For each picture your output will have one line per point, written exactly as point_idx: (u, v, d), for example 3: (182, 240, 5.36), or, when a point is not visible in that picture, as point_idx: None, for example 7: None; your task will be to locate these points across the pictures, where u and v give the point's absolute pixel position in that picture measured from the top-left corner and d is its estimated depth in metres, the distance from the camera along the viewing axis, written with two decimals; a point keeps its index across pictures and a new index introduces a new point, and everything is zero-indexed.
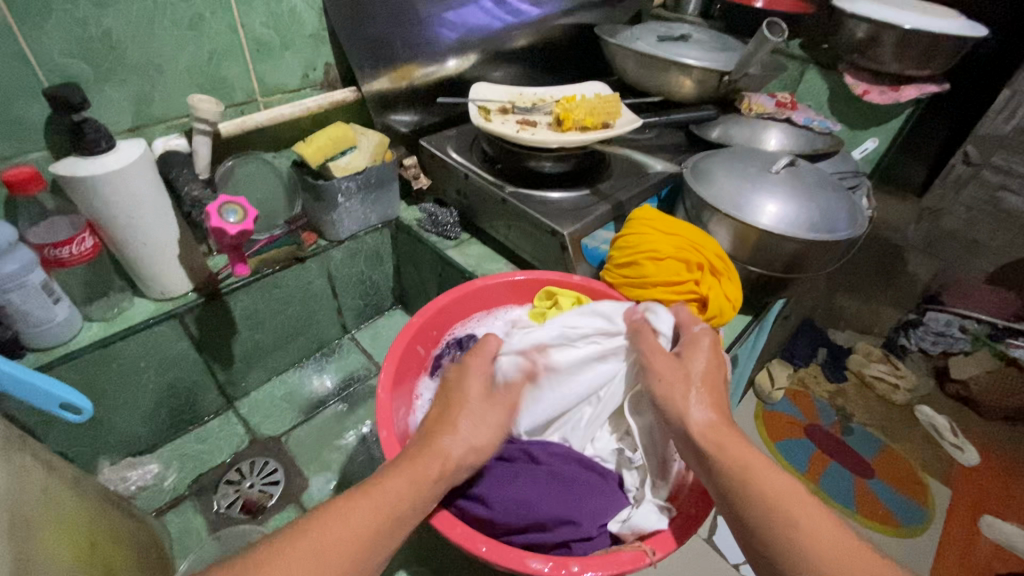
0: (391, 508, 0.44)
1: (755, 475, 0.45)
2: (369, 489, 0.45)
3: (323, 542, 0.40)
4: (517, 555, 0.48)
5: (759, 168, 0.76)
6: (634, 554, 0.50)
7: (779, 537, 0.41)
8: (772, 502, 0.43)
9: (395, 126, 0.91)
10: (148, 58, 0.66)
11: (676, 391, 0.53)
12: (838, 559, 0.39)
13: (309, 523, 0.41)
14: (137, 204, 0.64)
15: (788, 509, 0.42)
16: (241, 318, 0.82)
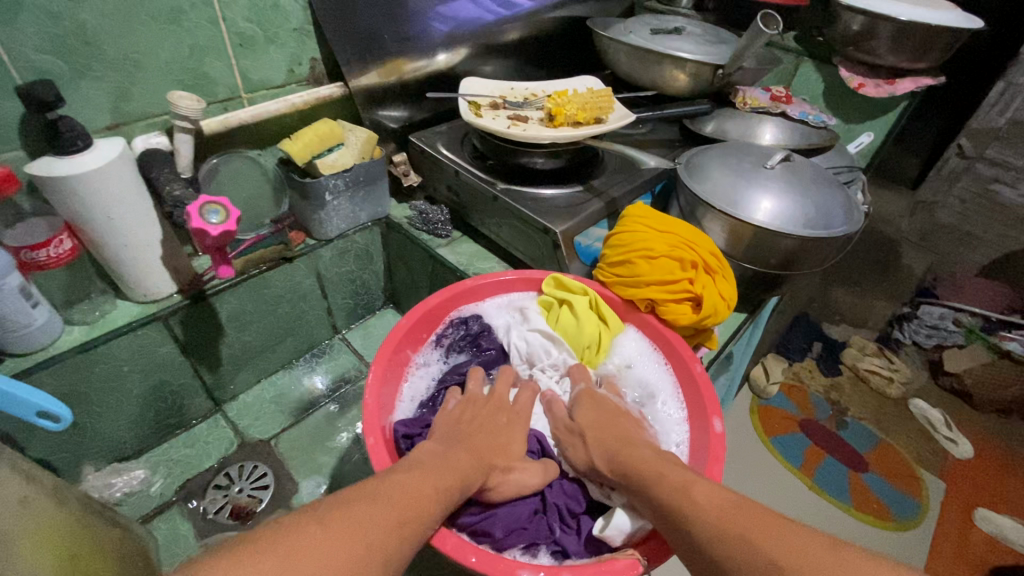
0: (441, 489, 0.48)
1: (652, 483, 0.51)
2: (419, 472, 0.49)
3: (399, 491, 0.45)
4: (508, 564, 0.47)
5: (754, 164, 0.75)
6: (628, 561, 0.49)
7: (684, 528, 0.46)
8: (667, 510, 0.48)
9: (384, 122, 0.89)
10: (125, 53, 0.64)
11: (576, 447, 0.62)
12: (722, 523, 0.44)
13: (372, 489, 0.45)
14: (117, 205, 0.62)
15: (676, 502, 0.47)
16: (228, 320, 0.81)
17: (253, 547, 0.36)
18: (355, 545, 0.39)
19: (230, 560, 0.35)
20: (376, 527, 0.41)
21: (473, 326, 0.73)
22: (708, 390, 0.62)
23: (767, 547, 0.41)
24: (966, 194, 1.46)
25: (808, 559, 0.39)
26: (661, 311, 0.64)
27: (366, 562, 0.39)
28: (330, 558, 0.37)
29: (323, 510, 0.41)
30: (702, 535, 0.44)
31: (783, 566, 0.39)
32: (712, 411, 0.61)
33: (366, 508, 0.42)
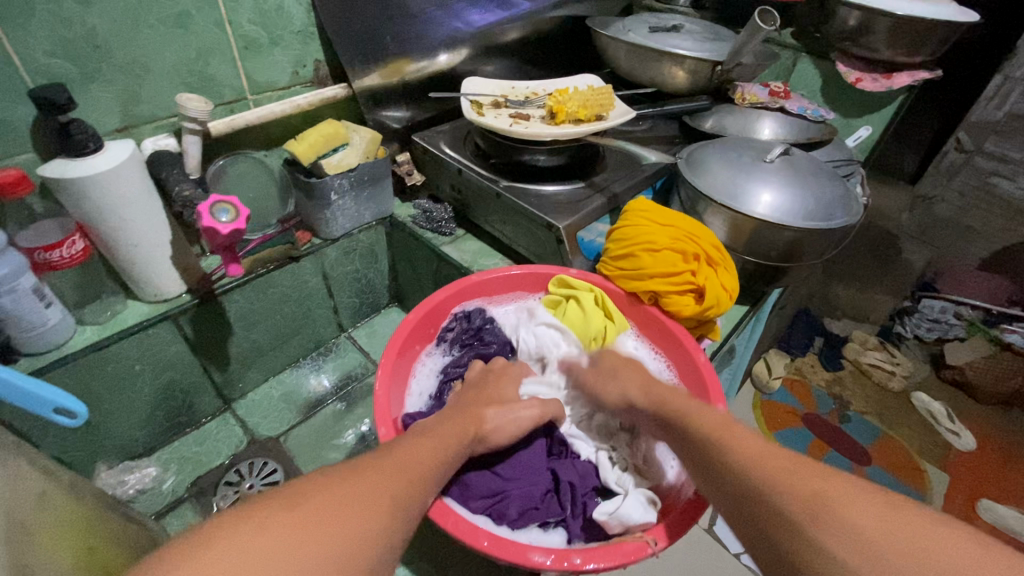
0: (444, 455, 0.49)
1: (692, 421, 0.51)
2: (429, 439, 0.50)
3: (411, 453, 0.47)
4: (518, 548, 0.48)
5: (753, 158, 0.76)
6: (636, 545, 0.50)
7: (720, 459, 0.46)
8: (703, 443, 0.48)
9: (387, 122, 0.90)
10: (134, 56, 0.65)
11: (609, 384, 0.61)
12: (767, 457, 0.43)
13: (391, 452, 0.46)
14: (125, 206, 0.63)
15: (723, 437, 0.47)
16: (237, 318, 0.82)
17: (295, 496, 0.37)
18: (385, 494, 0.41)
19: (277, 507, 0.36)
20: (401, 484, 0.42)
21: (476, 321, 0.74)
22: (711, 376, 0.63)
23: (811, 479, 0.40)
24: (967, 188, 1.48)
25: (851, 496, 0.38)
26: (664, 303, 0.65)
27: (397, 512, 0.40)
28: (365, 507, 0.39)
29: (352, 466, 0.42)
30: (740, 463, 0.44)
31: (829, 495, 0.38)
32: (715, 397, 0.62)
33: (382, 470, 0.43)
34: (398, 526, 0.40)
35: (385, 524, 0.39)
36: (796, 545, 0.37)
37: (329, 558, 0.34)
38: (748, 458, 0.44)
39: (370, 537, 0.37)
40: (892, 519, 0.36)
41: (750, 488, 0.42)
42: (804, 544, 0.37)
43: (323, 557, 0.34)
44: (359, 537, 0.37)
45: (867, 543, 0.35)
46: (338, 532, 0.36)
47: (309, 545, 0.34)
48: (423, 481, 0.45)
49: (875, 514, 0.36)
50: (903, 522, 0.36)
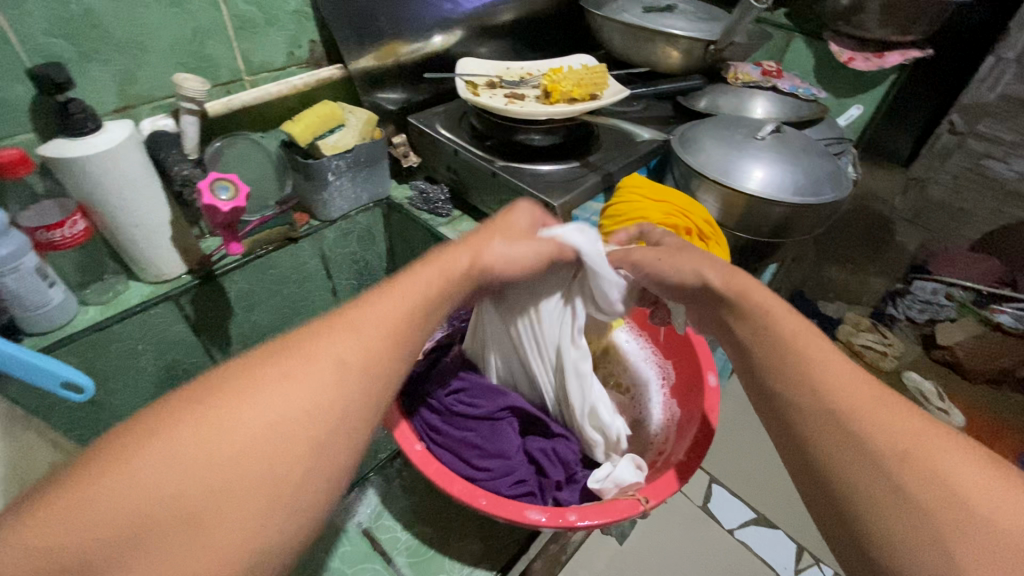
0: (412, 312, 0.42)
1: (768, 329, 0.45)
2: (393, 289, 0.43)
3: (381, 312, 0.40)
4: (516, 506, 0.49)
5: (745, 135, 0.77)
6: (628, 502, 0.51)
7: (797, 377, 0.41)
8: (788, 360, 0.43)
9: (382, 104, 0.91)
10: (130, 35, 0.65)
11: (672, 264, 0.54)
12: (855, 394, 0.39)
13: (339, 314, 0.39)
14: (125, 185, 0.63)
15: (806, 352, 0.42)
16: (237, 299, 0.83)
17: (209, 386, 0.32)
18: (318, 374, 0.34)
19: (187, 405, 0.31)
20: (347, 347, 0.37)
21: None
22: (701, 348, 0.67)
23: (902, 430, 0.37)
24: (959, 170, 1.56)
25: (940, 449, 0.35)
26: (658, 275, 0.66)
27: (342, 378, 0.35)
28: (296, 385, 0.33)
29: (284, 342, 0.36)
30: (823, 389, 0.40)
31: (914, 448, 0.35)
32: (705, 366, 0.65)
33: (331, 346, 0.36)
34: (342, 397, 0.35)
35: (330, 393, 0.34)
36: (872, 490, 0.35)
37: (247, 458, 0.30)
38: (836, 387, 0.40)
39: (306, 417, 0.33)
40: (985, 483, 0.34)
41: (831, 415, 0.39)
42: (884, 494, 0.35)
43: (247, 443, 0.30)
44: (284, 437, 0.32)
45: (966, 514, 0.32)
46: (267, 417, 0.32)
47: (226, 440, 0.30)
48: (379, 336, 0.38)
49: (963, 474, 0.34)
50: (994, 486, 0.33)
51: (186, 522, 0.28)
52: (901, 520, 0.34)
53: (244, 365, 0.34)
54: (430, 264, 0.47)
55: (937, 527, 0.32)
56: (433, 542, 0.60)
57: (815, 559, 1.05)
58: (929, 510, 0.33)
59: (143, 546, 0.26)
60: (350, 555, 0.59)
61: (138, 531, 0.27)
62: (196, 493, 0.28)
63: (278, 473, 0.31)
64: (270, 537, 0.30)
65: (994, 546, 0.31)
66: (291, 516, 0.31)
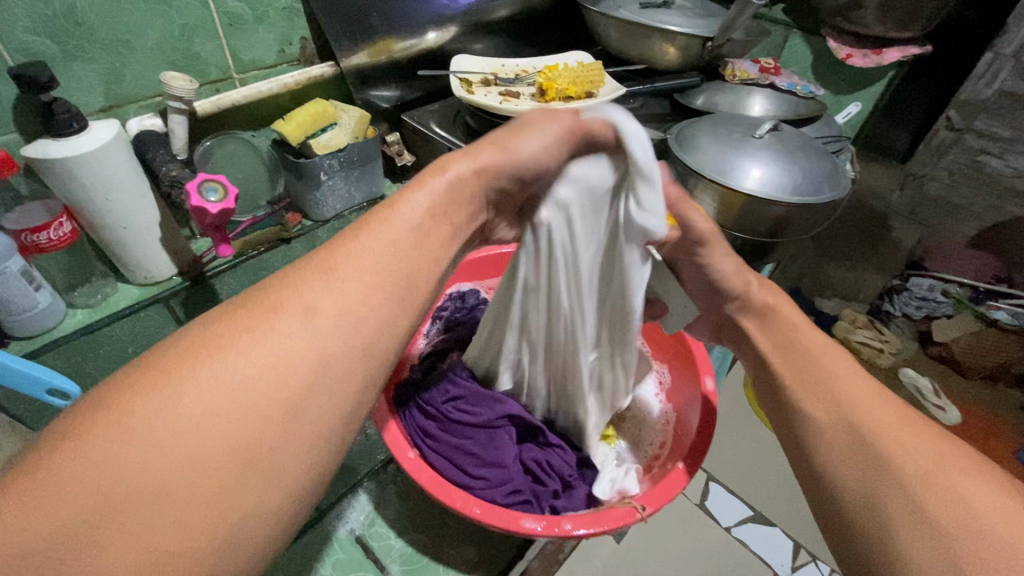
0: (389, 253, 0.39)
1: (804, 361, 0.50)
2: (371, 230, 0.40)
3: (357, 257, 0.38)
4: (511, 515, 0.49)
5: (742, 133, 0.76)
6: (624, 510, 0.50)
7: (817, 401, 0.47)
8: (825, 381, 0.47)
9: (376, 102, 0.89)
10: (116, 33, 0.64)
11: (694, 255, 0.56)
12: (883, 418, 0.42)
13: (304, 265, 0.37)
14: (113, 186, 0.62)
15: (840, 380, 0.46)
16: (229, 301, 0.82)
17: (172, 351, 0.32)
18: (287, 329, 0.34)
19: (152, 375, 0.30)
20: (312, 297, 0.35)
21: (469, 301, 0.77)
22: (700, 353, 0.66)
23: (924, 450, 0.39)
24: (956, 166, 1.54)
25: (961, 471, 0.37)
26: None
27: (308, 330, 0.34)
28: (258, 341, 0.32)
29: (246, 300, 0.35)
30: (842, 406, 0.45)
31: (918, 454, 0.39)
32: (703, 370, 0.65)
33: (303, 297, 0.35)
34: (315, 349, 0.34)
35: (296, 347, 0.33)
36: (881, 492, 0.39)
37: (215, 422, 0.30)
38: (866, 411, 0.43)
39: (271, 374, 0.32)
40: (986, 487, 0.36)
41: (852, 428, 0.43)
42: (903, 506, 0.37)
43: (209, 405, 0.30)
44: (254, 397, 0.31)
45: (983, 529, 0.34)
46: (231, 377, 0.31)
47: (186, 403, 0.29)
48: (349, 283, 0.37)
49: (965, 480, 0.37)
50: (992, 491, 0.36)
51: (154, 490, 0.27)
52: (915, 531, 0.36)
53: (210, 328, 0.33)
54: (417, 189, 0.43)
55: (936, 520, 0.35)
56: (426, 549, 0.59)
57: (812, 558, 1.05)
58: (929, 506, 0.36)
59: (111, 521, 0.26)
60: (342, 561, 0.58)
61: (106, 503, 0.26)
62: (163, 461, 0.28)
63: (247, 434, 0.30)
64: (245, 499, 0.29)
65: (989, 540, 0.34)
66: (271, 475, 0.31)
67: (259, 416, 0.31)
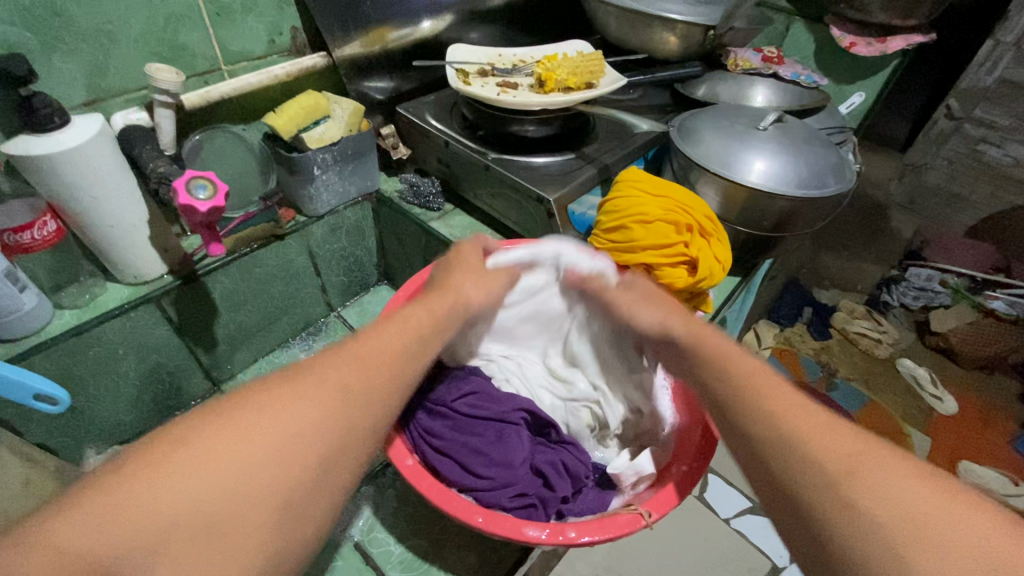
0: (405, 344, 0.45)
1: (718, 367, 0.45)
2: (392, 325, 0.46)
3: (382, 344, 0.43)
4: (513, 523, 0.48)
5: (746, 125, 0.74)
6: (629, 517, 0.49)
7: (741, 419, 0.41)
8: (732, 385, 0.43)
9: (370, 93, 0.87)
10: (97, 24, 0.62)
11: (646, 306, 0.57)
12: (799, 414, 0.39)
13: (338, 346, 0.42)
14: (99, 183, 0.60)
15: (745, 378, 0.43)
16: (222, 299, 0.80)
17: (226, 404, 0.35)
18: (329, 396, 0.37)
19: (205, 424, 0.33)
20: (350, 371, 0.39)
21: None
22: None
23: (843, 440, 0.36)
24: (954, 156, 1.48)
25: (890, 462, 0.34)
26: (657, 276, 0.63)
27: (340, 401, 0.37)
28: (299, 404, 0.36)
29: (290, 369, 0.39)
30: (767, 420, 0.39)
31: (862, 467, 0.34)
32: None
33: (343, 369, 0.39)
34: (347, 418, 0.37)
35: (328, 414, 0.36)
36: (835, 520, 0.33)
37: (258, 470, 0.32)
38: (782, 406, 0.40)
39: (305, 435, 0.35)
40: (938, 497, 0.32)
41: (776, 435, 0.38)
42: (833, 508, 0.34)
43: (253, 453, 0.32)
44: (291, 452, 0.34)
45: (918, 520, 0.31)
46: (274, 432, 0.34)
47: (229, 454, 0.32)
48: (376, 364, 0.41)
49: (918, 492, 0.33)
50: (944, 498, 0.32)
51: (198, 530, 0.29)
52: (854, 533, 0.32)
53: (257, 388, 0.36)
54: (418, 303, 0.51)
55: (905, 553, 0.30)
56: (427, 556, 0.58)
57: None
58: (889, 532, 0.31)
59: (159, 553, 0.28)
60: (340, 566, 0.57)
61: (154, 537, 0.28)
62: (209, 500, 0.30)
63: (275, 491, 0.32)
64: (269, 545, 0.31)
65: (963, 566, 0.29)
66: (294, 523, 0.33)
67: (290, 475, 0.33)
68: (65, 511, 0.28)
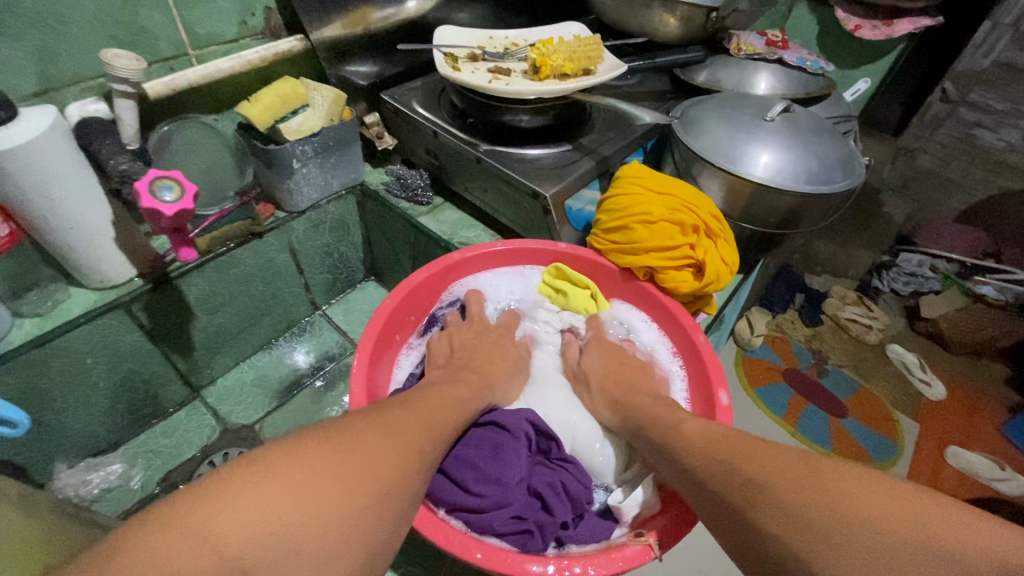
0: (461, 401, 0.57)
1: (661, 436, 0.56)
2: (443, 391, 0.57)
3: (432, 401, 0.54)
4: (514, 561, 0.47)
5: (753, 116, 0.71)
6: (637, 548, 0.50)
7: (687, 466, 0.51)
8: (670, 445, 0.54)
9: (352, 78, 0.81)
10: (45, 4, 0.55)
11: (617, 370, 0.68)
12: (714, 461, 0.49)
13: (406, 399, 0.52)
14: (55, 183, 0.55)
15: (678, 440, 0.54)
16: (198, 303, 0.75)
17: (329, 429, 0.41)
18: (409, 437, 0.45)
19: (319, 441, 0.39)
20: (416, 418, 0.49)
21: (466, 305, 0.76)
22: (712, 362, 0.65)
23: (745, 466, 0.45)
24: (948, 140, 1.44)
25: (783, 476, 0.42)
26: (661, 277, 0.63)
27: (418, 464, 0.44)
28: (387, 438, 0.43)
29: (375, 411, 0.47)
30: (697, 468, 0.49)
31: (763, 484, 0.43)
32: (718, 383, 0.63)
33: (408, 416, 0.49)
34: (419, 454, 0.45)
35: (409, 449, 0.44)
36: (756, 541, 0.41)
37: (362, 483, 0.38)
38: (699, 457, 0.50)
39: (399, 491, 0.41)
40: (813, 494, 0.40)
41: (704, 492, 0.48)
42: (748, 534, 0.42)
43: (358, 471, 0.39)
44: (386, 472, 0.40)
45: (801, 522, 0.39)
46: (372, 455, 0.41)
47: (352, 488, 0.37)
48: (432, 416, 0.51)
49: (802, 489, 0.40)
50: (817, 489, 0.40)
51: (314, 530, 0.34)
52: (768, 546, 0.40)
53: (350, 422, 0.43)
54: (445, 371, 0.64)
55: (804, 556, 0.37)
56: None
57: None
58: (788, 538, 0.39)
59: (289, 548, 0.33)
60: None
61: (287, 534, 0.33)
62: (327, 505, 0.35)
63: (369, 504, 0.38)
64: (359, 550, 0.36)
65: (844, 543, 0.36)
66: (379, 531, 0.38)
67: (387, 527, 0.39)
68: (211, 500, 0.32)
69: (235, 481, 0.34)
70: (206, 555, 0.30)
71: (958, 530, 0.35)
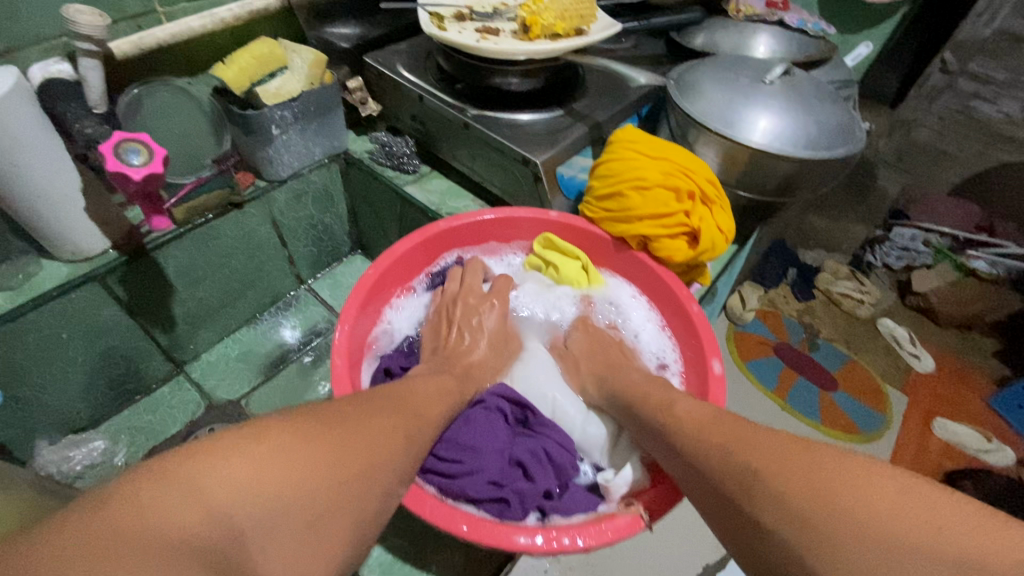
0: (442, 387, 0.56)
1: (656, 413, 0.55)
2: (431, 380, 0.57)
3: (425, 390, 0.54)
4: (500, 532, 0.47)
5: (751, 79, 0.68)
6: (628, 519, 0.50)
7: (680, 442, 0.51)
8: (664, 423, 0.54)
9: (334, 41, 0.76)
10: None
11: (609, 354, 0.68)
12: (705, 443, 0.48)
13: (405, 389, 0.53)
14: (18, 149, 0.51)
15: (673, 420, 0.53)
16: (178, 276, 0.73)
17: (320, 411, 0.41)
18: (398, 426, 0.46)
19: (311, 419, 0.39)
20: (406, 406, 0.49)
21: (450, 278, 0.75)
22: (705, 331, 0.64)
23: (744, 456, 0.44)
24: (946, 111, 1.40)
25: (783, 467, 0.41)
26: (655, 247, 0.61)
27: (403, 448, 0.45)
28: (377, 423, 0.44)
29: (373, 399, 0.48)
30: (693, 458, 0.49)
31: (758, 472, 0.42)
32: (711, 353, 0.63)
33: (398, 406, 0.48)
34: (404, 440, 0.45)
35: (395, 435, 0.45)
36: (757, 541, 0.40)
37: (347, 462, 0.38)
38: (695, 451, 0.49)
39: (381, 468, 0.41)
40: (814, 491, 0.38)
41: (697, 468, 0.47)
42: (746, 531, 0.41)
43: (344, 451, 0.39)
44: (372, 455, 0.41)
45: (803, 520, 0.38)
46: (359, 439, 0.41)
47: (337, 465, 0.38)
48: (421, 406, 0.51)
49: (798, 480, 0.40)
50: (820, 486, 0.38)
51: (300, 504, 0.34)
52: (768, 543, 0.39)
53: (340, 405, 0.44)
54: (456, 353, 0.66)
55: (806, 556, 0.36)
56: None
57: None
58: (792, 539, 0.38)
59: (275, 520, 0.32)
60: None
61: (277, 502, 0.33)
62: (314, 478, 0.35)
63: (353, 485, 0.38)
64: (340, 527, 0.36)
65: (848, 538, 0.35)
66: (360, 507, 0.38)
67: (372, 504, 0.39)
68: (202, 459, 0.32)
69: (229, 444, 0.33)
70: (195, 510, 0.29)
71: (966, 525, 0.34)
